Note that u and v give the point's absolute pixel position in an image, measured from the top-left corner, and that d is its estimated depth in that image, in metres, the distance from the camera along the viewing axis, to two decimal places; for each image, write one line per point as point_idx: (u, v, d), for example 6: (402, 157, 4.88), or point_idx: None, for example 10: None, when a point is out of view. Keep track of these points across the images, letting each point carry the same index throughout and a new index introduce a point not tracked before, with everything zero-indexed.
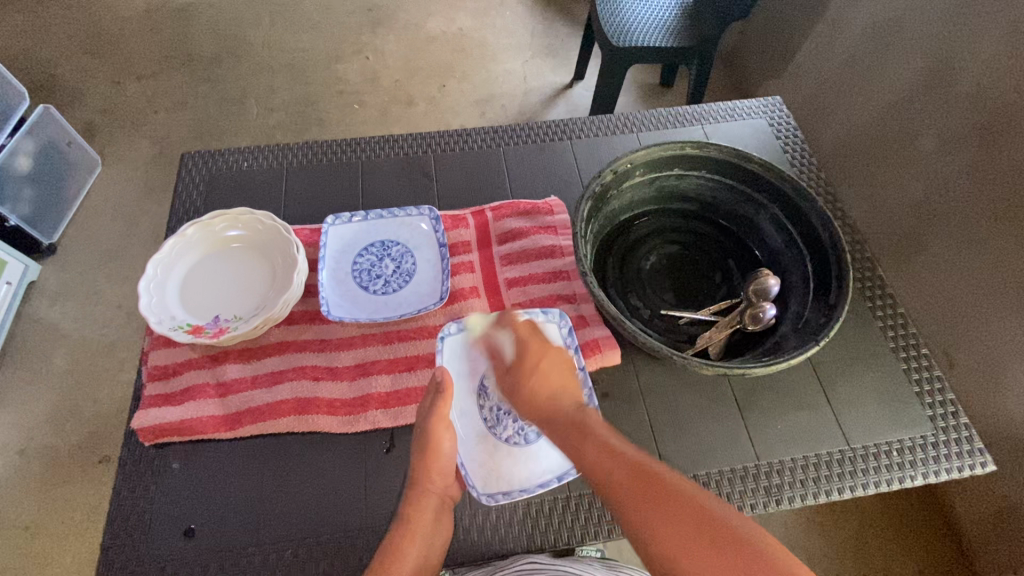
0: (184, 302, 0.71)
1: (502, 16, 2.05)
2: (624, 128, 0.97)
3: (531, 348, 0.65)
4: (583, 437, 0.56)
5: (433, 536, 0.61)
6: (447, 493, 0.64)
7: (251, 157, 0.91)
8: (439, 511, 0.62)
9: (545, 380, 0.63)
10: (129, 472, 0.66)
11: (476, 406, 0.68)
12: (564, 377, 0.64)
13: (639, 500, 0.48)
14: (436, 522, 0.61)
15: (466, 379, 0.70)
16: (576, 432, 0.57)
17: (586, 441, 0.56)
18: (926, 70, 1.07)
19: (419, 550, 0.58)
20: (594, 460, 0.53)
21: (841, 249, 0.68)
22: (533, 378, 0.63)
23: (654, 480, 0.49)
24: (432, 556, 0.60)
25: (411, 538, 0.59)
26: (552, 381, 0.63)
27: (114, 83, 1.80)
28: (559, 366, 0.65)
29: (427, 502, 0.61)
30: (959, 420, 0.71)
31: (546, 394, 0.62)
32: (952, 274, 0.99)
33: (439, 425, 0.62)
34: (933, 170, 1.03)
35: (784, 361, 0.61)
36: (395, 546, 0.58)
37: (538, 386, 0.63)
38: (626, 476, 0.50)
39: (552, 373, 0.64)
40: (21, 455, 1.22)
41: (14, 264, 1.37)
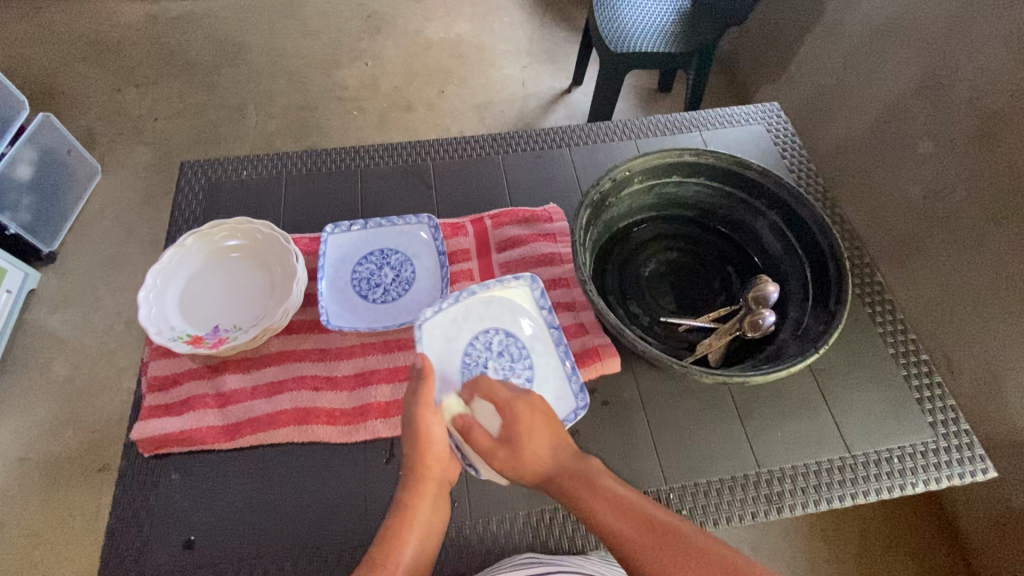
0: (183, 312, 0.71)
1: (501, 22, 2.06)
2: (623, 135, 0.98)
3: (520, 412, 0.59)
4: (591, 490, 0.55)
5: (430, 523, 0.59)
6: (444, 477, 0.62)
7: (250, 165, 0.91)
8: (438, 497, 0.60)
9: (541, 442, 0.59)
10: (128, 483, 0.65)
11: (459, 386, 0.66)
12: (554, 429, 0.60)
13: (655, 552, 0.49)
14: (434, 508, 0.60)
15: (446, 360, 0.67)
16: (580, 485, 0.56)
17: (592, 494, 0.55)
18: (923, 75, 1.08)
19: (418, 538, 0.57)
20: (602, 514, 0.53)
21: (841, 256, 0.68)
22: (527, 445, 0.58)
23: (667, 532, 0.50)
24: (430, 543, 0.58)
25: (411, 529, 0.57)
26: (547, 441, 0.59)
27: (114, 90, 1.80)
28: (549, 421, 0.61)
29: (423, 490, 0.59)
30: (961, 426, 0.71)
31: (543, 454, 0.59)
32: (950, 278, 1.00)
33: (426, 409, 0.59)
34: (932, 173, 1.03)
35: (783, 369, 0.61)
36: (393, 536, 0.56)
37: (535, 450, 0.59)
38: (647, 539, 0.50)
39: (543, 429, 0.60)
40: (20, 463, 1.22)
41: (15, 272, 1.37)
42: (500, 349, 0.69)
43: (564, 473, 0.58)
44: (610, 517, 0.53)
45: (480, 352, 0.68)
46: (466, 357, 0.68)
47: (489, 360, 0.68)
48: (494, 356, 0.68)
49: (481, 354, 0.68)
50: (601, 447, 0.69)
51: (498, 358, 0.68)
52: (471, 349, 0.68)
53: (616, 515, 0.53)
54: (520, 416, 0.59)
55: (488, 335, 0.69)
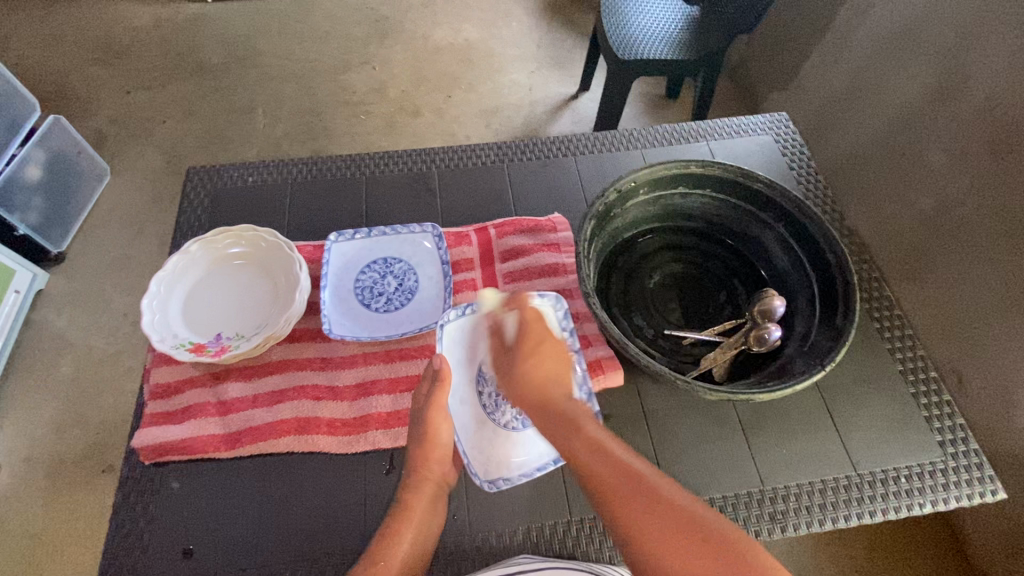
0: (186, 320, 0.71)
1: (509, 27, 2.06)
2: (629, 145, 0.97)
3: (534, 330, 0.63)
4: (576, 430, 0.55)
5: (428, 521, 0.62)
6: (444, 480, 0.65)
7: (256, 172, 0.92)
8: (437, 497, 0.63)
9: (540, 364, 0.61)
10: (128, 490, 0.65)
11: (473, 396, 0.69)
12: (561, 366, 0.62)
13: (631, 502, 0.48)
14: (433, 506, 0.63)
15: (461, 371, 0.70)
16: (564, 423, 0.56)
17: (577, 433, 0.54)
18: (934, 85, 1.06)
19: (415, 536, 0.60)
20: (583, 455, 0.53)
21: (848, 272, 0.67)
22: (528, 360, 0.61)
23: (641, 483, 0.49)
24: (426, 541, 0.61)
25: (407, 526, 0.60)
26: (548, 366, 0.61)
27: (124, 92, 1.82)
28: (557, 350, 0.63)
29: (425, 490, 0.63)
30: (969, 446, 0.70)
31: (542, 378, 0.60)
32: (960, 292, 0.98)
33: (436, 411, 0.63)
34: (943, 185, 1.02)
35: (788, 388, 0.60)
36: (392, 531, 0.59)
37: (534, 372, 0.60)
38: (620, 486, 0.49)
39: (551, 358, 0.62)
40: (25, 463, 1.23)
41: (22, 272, 1.38)
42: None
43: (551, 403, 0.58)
44: (590, 458, 0.52)
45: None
46: (481, 368, 0.70)
47: None
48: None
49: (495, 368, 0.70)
50: None
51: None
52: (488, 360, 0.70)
53: (597, 457, 0.52)
54: (533, 336, 0.63)
55: None
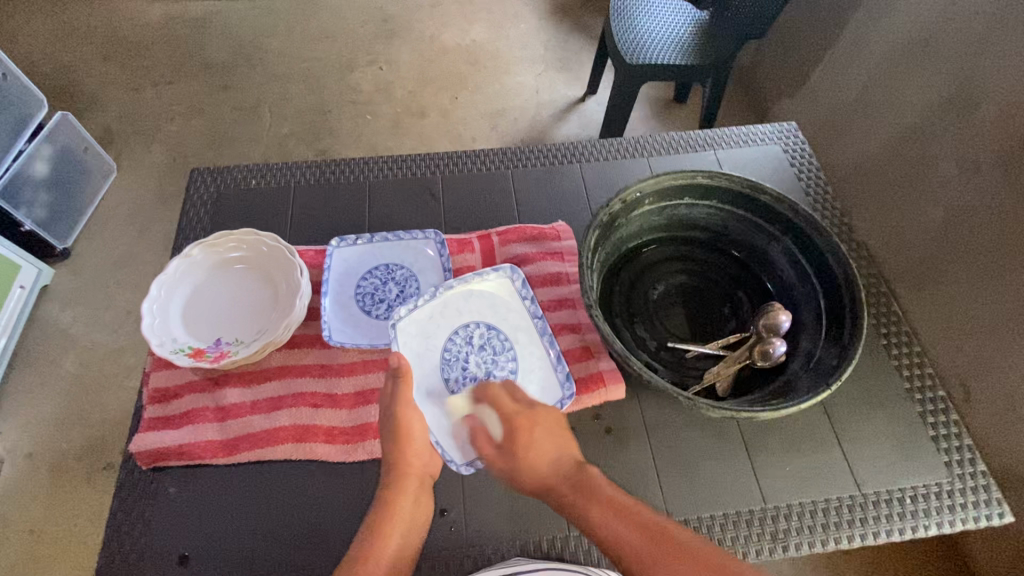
0: (186, 325, 0.70)
1: (517, 28, 2.05)
2: (636, 152, 0.96)
3: (519, 421, 0.62)
4: (587, 498, 0.56)
5: (413, 515, 0.60)
6: (428, 472, 0.63)
7: (259, 174, 0.91)
8: (420, 490, 0.61)
9: (538, 453, 0.60)
10: (126, 494, 0.65)
11: (442, 382, 0.68)
12: (557, 439, 0.62)
13: (653, 556, 0.49)
14: (417, 500, 0.60)
15: (427, 359, 0.69)
16: (576, 494, 0.57)
17: (591, 503, 0.55)
18: (947, 97, 1.05)
19: (402, 531, 0.58)
20: (602, 522, 0.53)
21: (856, 288, 0.66)
22: (523, 447, 0.60)
23: (658, 533, 0.50)
24: (415, 536, 0.59)
25: (392, 522, 0.58)
26: (545, 448, 0.61)
27: (132, 89, 1.82)
28: (551, 430, 0.62)
29: (406, 484, 0.60)
30: (977, 467, 0.69)
31: (542, 460, 0.60)
32: (970, 306, 0.96)
33: (405, 407, 0.61)
34: (954, 197, 1.00)
35: (792, 406, 0.60)
36: (376, 529, 0.57)
37: (532, 458, 0.60)
38: (639, 539, 0.51)
39: (545, 438, 0.61)
40: (28, 459, 1.23)
41: (28, 268, 1.39)
42: (481, 343, 0.70)
43: (560, 480, 0.58)
44: (608, 523, 0.53)
45: (461, 347, 0.70)
46: (447, 352, 0.69)
47: (469, 355, 0.69)
48: (475, 350, 0.69)
49: (462, 349, 0.69)
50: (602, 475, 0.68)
51: (479, 352, 0.70)
52: (451, 345, 0.69)
53: (613, 520, 0.53)
54: (518, 427, 0.61)
55: (469, 330, 0.70)
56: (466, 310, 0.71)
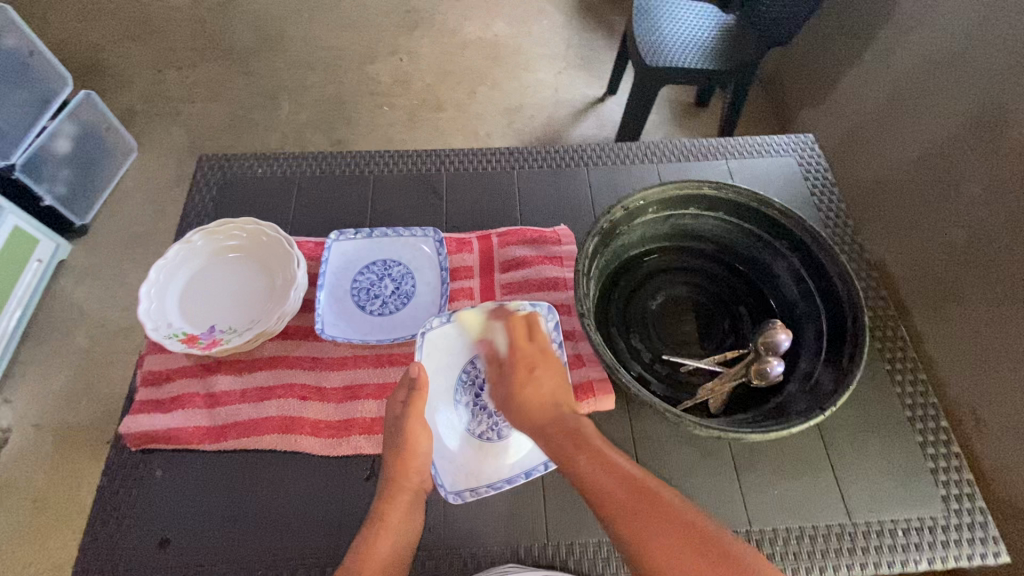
0: (182, 310, 0.71)
1: (540, 25, 2.03)
2: (644, 159, 0.95)
3: (528, 354, 0.65)
4: (577, 447, 0.56)
5: (405, 527, 0.61)
6: (422, 487, 0.65)
7: (267, 163, 0.92)
8: (415, 504, 0.63)
9: (538, 386, 0.62)
10: (113, 474, 0.66)
11: (452, 402, 0.69)
12: (557, 382, 0.63)
13: (630, 507, 0.49)
14: (409, 513, 0.62)
15: (446, 376, 0.70)
16: (566, 436, 0.57)
17: (581, 454, 0.55)
18: (976, 113, 1.01)
19: (392, 545, 0.59)
20: (588, 475, 0.53)
21: (860, 310, 0.64)
22: (523, 381, 0.63)
23: (639, 486, 0.51)
24: (404, 551, 0.60)
25: (383, 535, 0.59)
26: (541, 385, 0.63)
27: (156, 70, 1.85)
28: (553, 372, 0.64)
29: (401, 497, 0.62)
30: (975, 503, 0.66)
31: (538, 397, 0.62)
32: (985, 333, 0.93)
33: (413, 421, 0.63)
34: (977, 219, 0.97)
35: (782, 430, 0.58)
36: (368, 542, 0.59)
37: (530, 395, 0.62)
38: (619, 488, 0.51)
39: (546, 377, 0.63)
40: (35, 428, 1.26)
41: (46, 242, 1.42)
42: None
43: (554, 423, 0.59)
44: (595, 472, 0.53)
45: (479, 373, 0.70)
46: (465, 373, 0.70)
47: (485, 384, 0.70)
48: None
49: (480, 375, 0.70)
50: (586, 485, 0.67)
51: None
52: (469, 369, 0.70)
53: (601, 470, 0.53)
54: (525, 359, 0.64)
55: None
56: None
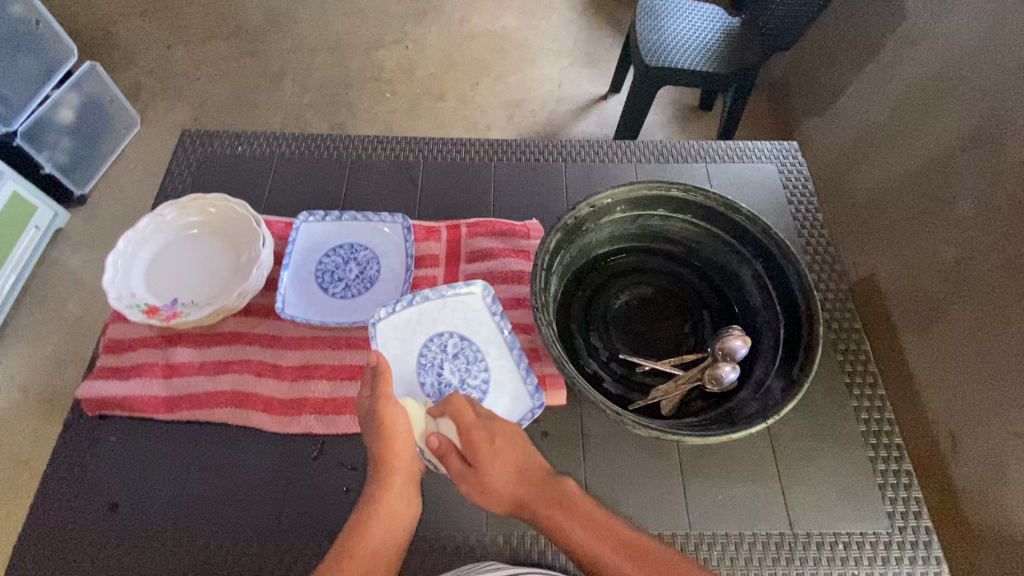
0: (147, 283, 0.72)
1: (549, 19, 2.02)
2: (624, 157, 0.94)
3: (483, 444, 0.60)
4: (565, 515, 0.58)
5: (400, 512, 0.61)
6: (413, 467, 0.64)
7: (248, 141, 0.92)
8: (407, 484, 0.62)
9: (507, 468, 0.61)
10: (69, 437, 0.68)
11: (417, 384, 0.68)
12: (517, 449, 0.62)
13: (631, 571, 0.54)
14: (403, 496, 0.62)
15: (403, 362, 0.69)
16: (554, 508, 0.59)
17: (570, 522, 0.58)
18: (972, 129, 0.99)
19: (385, 529, 0.59)
20: (582, 541, 0.57)
21: (815, 321, 0.64)
22: (493, 471, 0.60)
23: (635, 549, 0.55)
24: (401, 532, 0.60)
25: (376, 519, 0.59)
26: (509, 468, 0.61)
27: (164, 46, 1.86)
28: (513, 446, 0.62)
29: (394, 481, 0.62)
30: (921, 521, 0.66)
31: (512, 473, 0.61)
32: (963, 353, 0.92)
33: (387, 404, 0.62)
34: (967, 237, 0.95)
35: (723, 435, 0.58)
36: (360, 528, 0.59)
37: (503, 478, 0.60)
38: (615, 555, 0.55)
39: (508, 454, 0.61)
40: (22, 390, 1.29)
41: (44, 210, 1.44)
42: (456, 351, 0.69)
43: (536, 491, 0.61)
44: (590, 542, 0.56)
45: (436, 352, 0.69)
46: (422, 357, 0.69)
47: (444, 362, 0.69)
48: (450, 357, 0.69)
49: (437, 356, 0.69)
50: None
51: (453, 359, 0.69)
52: (426, 351, 0.69)
53: (595, 540, 0.56)
54: (483, 450, 0.60)
55: (446, 338, 0.70)
56: (442, 319, 0.71)
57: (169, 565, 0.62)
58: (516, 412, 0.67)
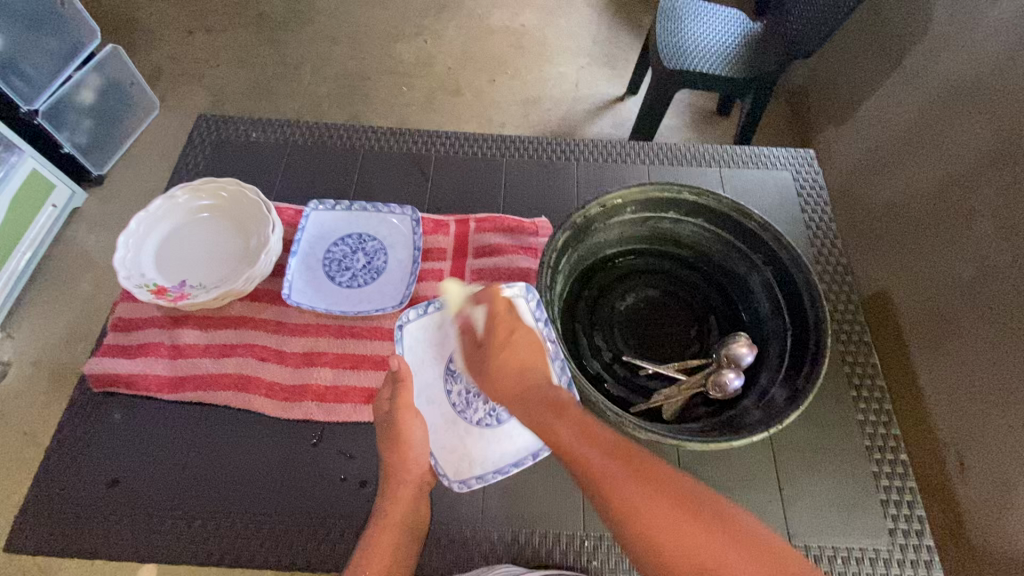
0: (157, 264, 0.73)
1: (568, 18, 2.01)
2: (637, 159, 0.93)
3: (500, 325, 0.62)
4: (558, 417, 0.52)
5: (409, 525, 0.62)
6: (425, 480, 0.66)
7: (261, 128, 0.93)
8: (417, 498, 0.64)
9: (511, 356, 0.59)
10: (74, 412, 0.69)
11: (444, 392, 0.69)
12: (535, 354, 0.60)
13: (619, 475, 0.46)
14: (414, 508, 0.64)
15: (432, 368, 0.70)
16: (545, 409, 0.53)
17: (562, 422, 0.51)
18: (994, 143, 0.97)
19: (395, 541, 0.61)
20: (569, 442, 0.49)
21: (823, 332, 0.62)
22: (497, 355, 0.60)
23: (630, 455, 0.47)
24: (411, 544, 0.62)
25: (386, 531, 0.61)
26: (518, 359, 0.59)
27: (186, 32, 1.88)
28: (530, 343, 0.61)
29: (404, 492, 0.64)
30: (923, 540, 0.65)
31: (516, 370, 0.58)
32: (975, 371, 0.90)
33: (403, 413, 0.64)
34: (985, 254, 0.93)
35: (724, 442, 0.57)
36: (371, 541, 0.61)
37: (505, 366, 0.59)
38: (603, 456, 0.47)
39: (522, 347, 0.60)
40: (33, 365, 1.31)
41: (62, 189, 1.46)
42: None
43: (530, 395, 0.56)
44: (577, 443, 0.49)
45: None
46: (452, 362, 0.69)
47: None
48: None
49: None
50: (531, 477, 0.68)
51: None
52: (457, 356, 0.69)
53: (582, 441, 0.49)
54: (501, 329, 0.61)
55: None
56: None
57: (167, 544, 0.62)
58: None
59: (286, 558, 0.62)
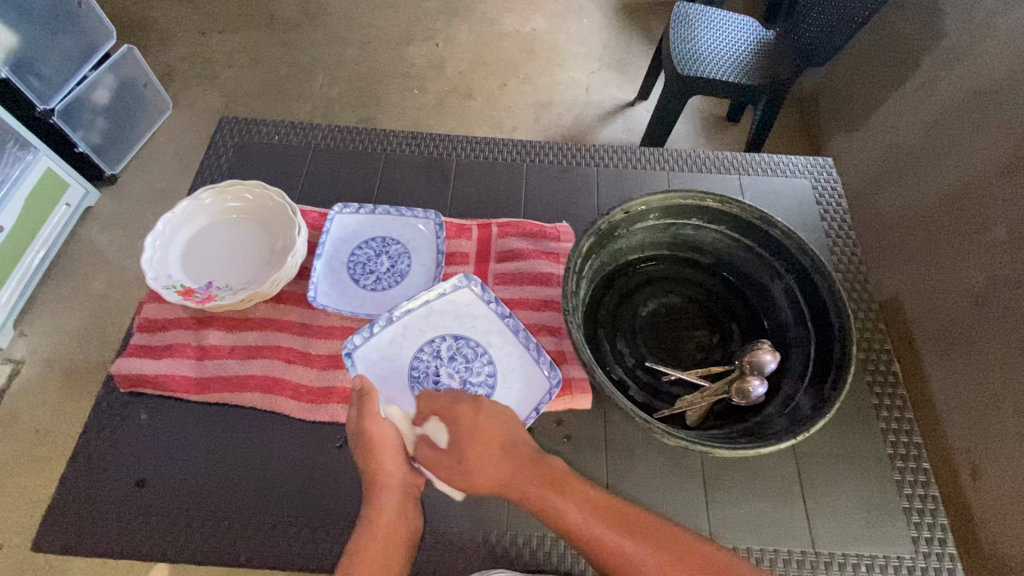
0: (183, 265, 0.74)
1: (579, 23, 2.02)
2: (656, 165, 0.94)
3: (460, 415, 0.59)
4: (560, 493, 0.55)
5: (396, 529, 0.60)
6: (409, 482, 0.63)
7: (283, 131, 0.94)
8: (404, 499, 0.61)
9: (486, 443, 0.58)
10: (100, 412, 0.69)
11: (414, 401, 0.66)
12: (507, 430, 0.60)
13: (629, 546, 0.52)
14: (401, 512, 0.61)
15: (396, 378, 0.67)
16: (544, 486, 0.56)
17: (565, 498, 0.55)
18: (1005, 153, 0.98)
19: (385, 547, 0.58)
20: (579, 519, 0.54)
21: (847, 340, 0.63)
22: (472, 449, 0.57)
23: (634, 523, 0.53)
24: (401, 548, 0.59)
25: (375, 536, 0.58)
26: (495, 442, 0.58)
27: (199, 33, 1.89)
28: (497, 418, 0.60)
29: (388, 500, 0.60)
30: (945, 549, 0.65)
31: (496, 455, 0.57)
32: (988, 379, 0.90)
33: (372, 422, 0.60)
34: (998, 262, 0.93)
35: (751, 449, 0.57)
36: (359, 549, 0.57)
37: (482, 457, 0.57)
38: (610, 529, 0.53)
39: (490, 432, 0.59)
40: (45, 363, 1.31)
41: (75, 188, 1.46)
42: (450, 354, 0.69)
43: (526, 475, 0.56)
44: (585, 521, 0.54)
45: (430, 361, 0.68)
46: (415, 369, 0.68)
47: (440, 368, 0.68)
48: (445, 363, 0.68)
49: (430, 364, 0.68)
50: None
51: (448, 363, 0.68)
52: (417, 363, 0.68)
53: (589, 518, 0.54)
54: (462, 422, 0.59)
55: (436, 344, 0.69)
56: (431, 322, 0.70)
57: (194, 545, 0.62)
58: (531, 401, 0.67)
59: (312, 560, 0.62)
